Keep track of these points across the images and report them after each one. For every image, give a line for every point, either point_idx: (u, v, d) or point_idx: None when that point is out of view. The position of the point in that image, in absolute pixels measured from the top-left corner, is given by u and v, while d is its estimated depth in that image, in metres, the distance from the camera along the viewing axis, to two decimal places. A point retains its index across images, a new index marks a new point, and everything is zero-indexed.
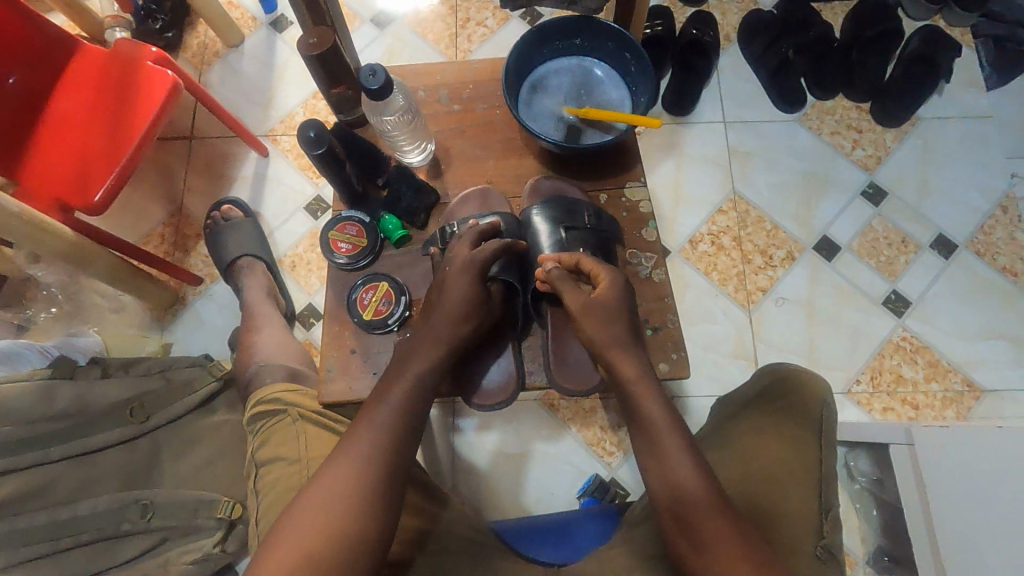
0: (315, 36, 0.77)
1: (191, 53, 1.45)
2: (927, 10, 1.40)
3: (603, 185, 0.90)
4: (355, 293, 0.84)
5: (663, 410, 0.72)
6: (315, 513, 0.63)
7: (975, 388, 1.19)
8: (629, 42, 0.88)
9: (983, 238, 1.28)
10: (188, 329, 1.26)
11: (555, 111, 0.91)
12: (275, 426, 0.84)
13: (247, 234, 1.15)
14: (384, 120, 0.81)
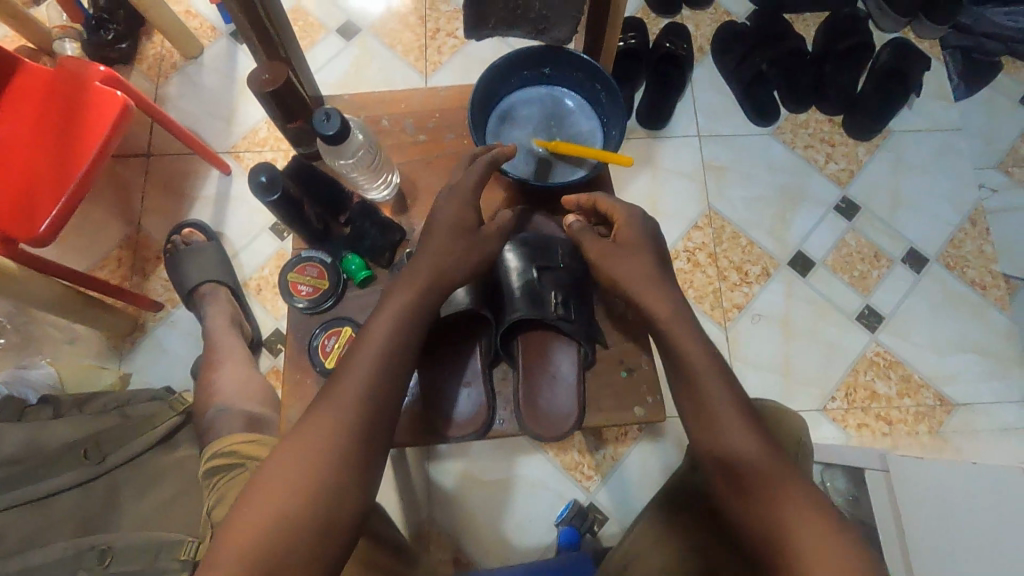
0: (269, 71, 0.73)
1: (147, 64, 1.38)
2: (897, 22, 1.40)
3: (576, 222, 0.89)
4: (316, 340, 0.80)
5: (706, 364, 0.70)
6: (277, 486, 0.59)
7: (947, 403, 1.20)
8: (601, 75, 0.85)
9: (953, 251, 1.29)
10: (148, 358, 1.21)
11: (525, 144, 0.88)
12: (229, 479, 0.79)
13: (210, 258, 1.10)
14: (343, 163, 0.77)
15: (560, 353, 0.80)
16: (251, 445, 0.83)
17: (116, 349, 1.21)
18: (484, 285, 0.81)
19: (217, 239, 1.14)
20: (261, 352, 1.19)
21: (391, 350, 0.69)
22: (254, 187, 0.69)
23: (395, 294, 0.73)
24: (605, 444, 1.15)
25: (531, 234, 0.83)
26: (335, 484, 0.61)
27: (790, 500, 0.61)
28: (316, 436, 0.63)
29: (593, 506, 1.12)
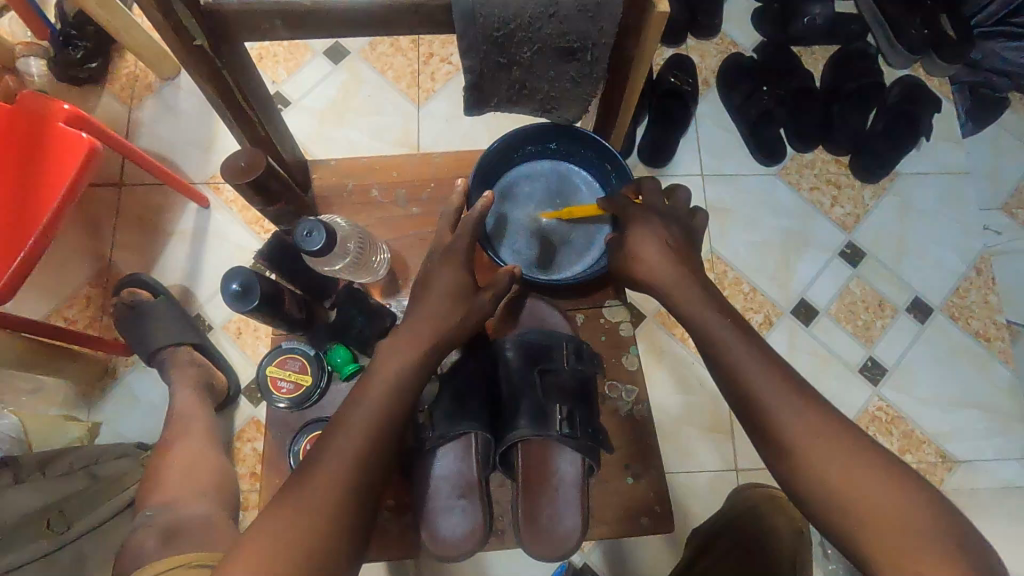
0: (246, 158, 0.71)
1: (120, 84, 1.30)
2: (908, 59, 1.35)
3: (582, 304, 0.96)
4: (297, 444, 0.82)
5: (760, 367, 0.71)
6: (282, 526, 0.60)
7: (948, 460, 1.18)
8: (599, 145, 0.89)
9: (958, 301, 1.26)
10: (120, 407, 1.15)
11: (528, 220, 0.94)
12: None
13: (165, 315, 1.03)
14: (335, 266, 0.75)
15: (559, 463, 0.81)
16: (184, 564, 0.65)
17: (85, 398, 1.14)
18: (480, 390, 0.83)
19: (164, 292, 1.06)
20: (236, 403, 1.12)
21: (380, 415, 0.69)
22: (229, 298, 0.69)
23: (389, 362, 0.73)
24: None
25: (530, 333, 0.86)
26: (329, 541, 0.61)
27: (874, 489, 0.61)
28: (314, 486, 0.64)
29: (587, 568, 1.08)
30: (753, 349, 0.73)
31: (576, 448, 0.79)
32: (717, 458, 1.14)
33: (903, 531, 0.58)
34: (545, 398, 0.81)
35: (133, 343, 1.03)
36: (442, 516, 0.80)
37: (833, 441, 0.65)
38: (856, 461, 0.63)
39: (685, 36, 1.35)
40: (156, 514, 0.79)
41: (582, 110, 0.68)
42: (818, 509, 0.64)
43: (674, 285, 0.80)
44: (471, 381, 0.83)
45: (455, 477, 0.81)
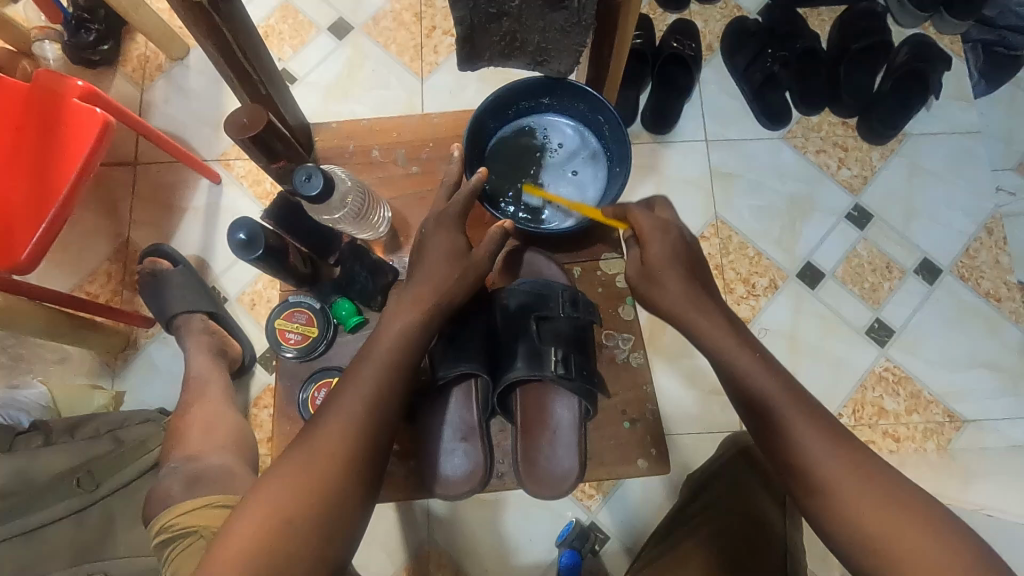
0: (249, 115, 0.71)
1: (132, 67, 1.33)
2: (918, 18, 1.33)
3: (580, 258, 0.95)
4: (307, 392, 0.84)
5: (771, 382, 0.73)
6: (294, 476, 0.64)
7: (956, 419, 1.18)
8: (598, 106, 0.88)
9: (968, 262, 1.25)
10: (141, 377, 1.19)
11: (542, 147, 0.96)
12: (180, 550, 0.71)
13: (184, 284, 1.06)
14: (333, 216, 0.78)
15: (556, 406, 0.85)
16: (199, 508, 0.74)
17: (108, 367, 1.19)
18: (485, 344, 0.86)
19: (184, 263, 1.10)
20: (251, 370, 1.16)
21: (388, 369, 0.72)
22: (234, 247, 0.70)
23: (396, 323, 0.75)
24: None
25: (526, 283, 0.88)
26: (337, 495, 0.64)
27: (886, 508, 0.63)
28: (326, 443, 0.66)
29: (594, 525, 1.11)
30: (773, 372, 0.74)
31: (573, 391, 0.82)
32: (721, 419, 1.15)
33: (929, 560, 0.59)
34: (544, 348, 0.83)
35: (154, 309, 1.06)
36: (444, 458, 0.84)
37: (855, 465, 0.66)
38: (875, 486, 0.65)
39: (688, 1, 1.34)
40: (180, 467, 0.84)
41: (574, 62, 0.69)
42: (835, 535, 0.65)
43: (681, 271, 0.82)
44: (470, 331, 0.85)
45: (460, 421, 0.85)
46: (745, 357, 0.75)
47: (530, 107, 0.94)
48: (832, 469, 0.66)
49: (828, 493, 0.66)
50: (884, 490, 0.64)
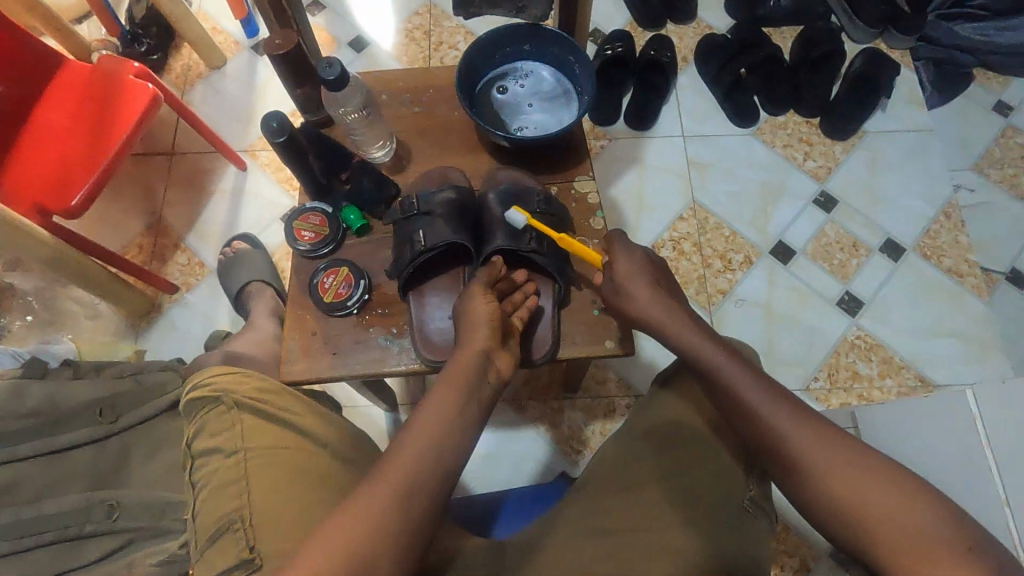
0: (280, 39, 0.75)
1: (175, 74, 1.51)
2: (869, 33, 1.52)
3: (554, 178, 0.84)
4: (316, 278, 0.75)
5: (738, 367, 0.65)
6: (334, 534, 0.53)
7: (928, 384, 1.24)
8: (574, 48, 0.84)
9: (929, 242, 1.35)
10: (161, 336, 1.28)
11: (524, 75, 0.89)
12: (208, 414, 0.72)
13: (255, 261, 1.17)
14: (342, 113, 0.79)
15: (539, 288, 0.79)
16: (236, 376, 0.73)
17: (132, 328, 1.28)
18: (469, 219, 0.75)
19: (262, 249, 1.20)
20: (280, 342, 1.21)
21: (449, 416, 0.62)
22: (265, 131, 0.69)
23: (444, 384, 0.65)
24: (594, 419, 1.20)
25: (506, 189, 0.78)
26: (376, 550, 0.53)
27: (876, 493, 0.54)
28: (373, 497, 0.56)
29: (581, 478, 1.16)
30: (734, 355, 0.66)
31: (561, 279, 0.77)
32: None
33: (911, 528, 0.51)
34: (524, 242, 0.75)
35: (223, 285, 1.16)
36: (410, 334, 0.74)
37: (827, 440, 0.58)
38: (847, 456, 0.57)
39: (665, 20, 1.53)
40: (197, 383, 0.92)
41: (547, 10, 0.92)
42: (819, 518, 0.57)
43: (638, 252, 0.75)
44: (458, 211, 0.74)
45: (444, 300, 0.75)
46: (690, 336, 0.69)
47: (533, 36, 0.86)
48: (814, 451, 0.58)
49: (805, 472, 0.58)
50: (874, 468, 0.56)
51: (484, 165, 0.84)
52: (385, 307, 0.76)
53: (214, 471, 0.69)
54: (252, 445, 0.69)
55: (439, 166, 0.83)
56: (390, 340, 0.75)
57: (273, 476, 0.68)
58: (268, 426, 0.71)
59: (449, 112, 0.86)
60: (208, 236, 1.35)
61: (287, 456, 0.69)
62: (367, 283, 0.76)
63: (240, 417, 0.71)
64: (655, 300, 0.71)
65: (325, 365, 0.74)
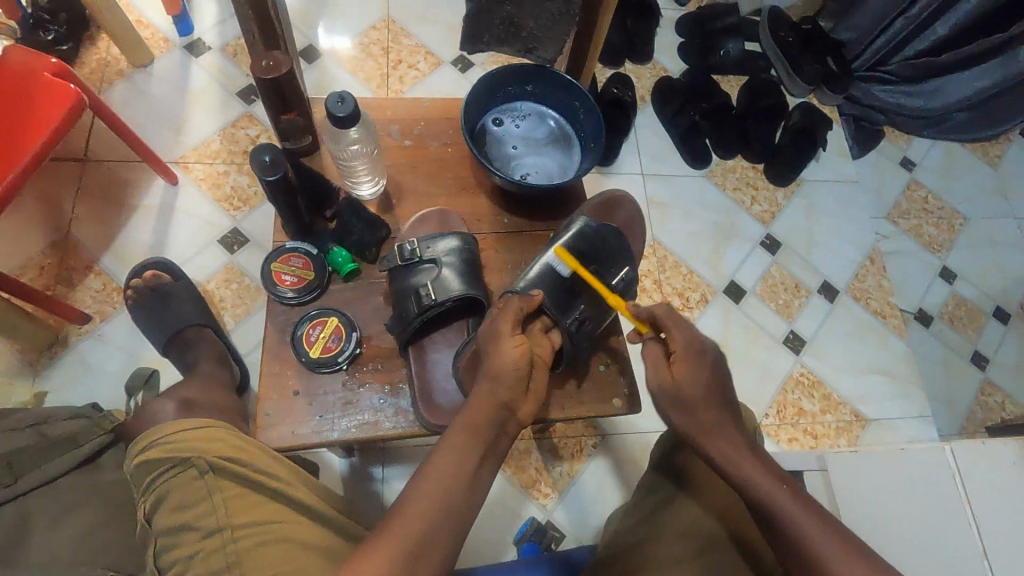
0: (270, 60, 0.68)
1: (89, 69, 1.32)
2: (804, 89, 1.65)
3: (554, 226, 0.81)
4: (300, 329, 0.69)
5: (763, 470, 0.65)
6: None
7: (861, 418, 1.34)
8: (583, 97, 0.82)
9: (858, 285, 1.47)
10: (67, 375, 1.09)
11: (526, 113, 0.86)
12: (173, 480, 0.59)
13: (185, 302, 1.02)
14: (344, 148, 0.72)
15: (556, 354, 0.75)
16: (213, 432, 0.62)
17: (30, 365, 1.09)
18: (477, 271, 0.71)
19: (185, 278, 1.06)
20: (246, 395, 1.06)
21: (451, 491, 0.57)
22: (257, 169, 0.62)
23: (452, 440, 0.61)
24: (561, 460, 1.18)
25: (610, 234, 0.79)
26: None
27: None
28: (364, 564, 0.51)
29: (551, 523, 1.12)
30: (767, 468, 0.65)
31: (564, 356, 0.74)
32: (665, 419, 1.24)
33: None
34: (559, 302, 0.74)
35: (147, 325, 1.01)
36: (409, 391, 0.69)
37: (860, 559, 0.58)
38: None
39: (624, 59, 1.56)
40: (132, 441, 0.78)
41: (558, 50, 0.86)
42: None
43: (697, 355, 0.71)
44: (469, 265, 0.71)
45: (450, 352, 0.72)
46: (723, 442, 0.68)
47: (545, 78, 0.83)
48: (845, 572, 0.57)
49: None
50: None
51: (480, 207, 0.80)
52: (375, 363, 0.70)
53: (191, 558, 0.55)
54: (240, 521, 0.57)
55: (435, 209, 0.77)
56: (383, 400, 0.68)
57: (270, 562, 0.55)
58: (258, 495, 0.60)
59: (442, 148, 0.81)
60: (129, 258, 1.18)
61: (285, 534, 0.58)
62: (358, 335, 0.70)
63: (220, 484, 0.59)
64: (696, 396, 0.69)
65: (310, 428, 0.66)
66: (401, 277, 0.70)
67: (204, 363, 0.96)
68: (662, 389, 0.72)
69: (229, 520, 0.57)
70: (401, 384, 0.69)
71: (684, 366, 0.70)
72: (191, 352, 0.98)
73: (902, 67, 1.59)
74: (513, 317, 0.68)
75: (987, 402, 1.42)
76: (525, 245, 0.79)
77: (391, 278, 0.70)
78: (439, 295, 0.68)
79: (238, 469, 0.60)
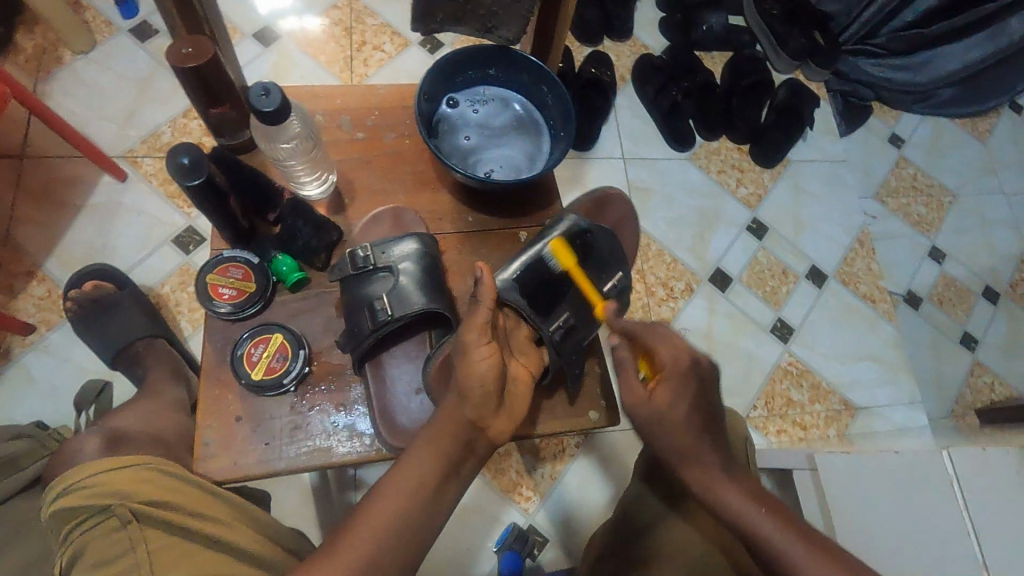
0: (191, 45, 0.59)
1: (25, 56, 1.22)
2: (790, 64, 1.58)
3: (522, 222, 0.74)
4: (240, 348, 0.63)
5: (743, 496, 0.61)
6: None
7: (851, 407, 1.30)
8: (551, 81, 0.75)
9: (847, 269, 1.43)
10: (11, 391, 1.02)
11: (488, 97, 0.79)
12: (90, 532, 0.53)
13: (135, 312, 0.95)
14: (279, 146, 0.65)
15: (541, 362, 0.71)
16: (136, 472, 0.56)
17: None
18: (438, 277, 0.65)
19: (131, 285, 0.98)
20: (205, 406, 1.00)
21: (398, 519, 0.55)
22: (172, 170, 0.55)
23: (415, 454, 0.59)
24: (543, 462, 1.13)
25: (601, 233, 0.74)
26: None
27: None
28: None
29: (533, 529, 1.08)
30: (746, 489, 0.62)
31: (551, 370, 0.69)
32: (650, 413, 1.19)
33: None
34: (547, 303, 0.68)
35: (91, 340, 0.94)
36: (366, 412, 0.63)
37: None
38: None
39: (602, 36, 1.49)
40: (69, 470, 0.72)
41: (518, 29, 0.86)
42: None
43: (683, 383, 0.64)
44: (432, 269, 0.65)
45: (411, 368, 0.66)
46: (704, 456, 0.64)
47: (511, 62, 0.76)
48: None
49: None
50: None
51: (442, 204, 0.73)
52: (327, 383, 0.64)
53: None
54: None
55: (390, 206, 0.71)
56: (337, 423, 0.63)
57: None
58: (188, 542, 0.54)
59: (398, 140, 0.73)
60: (74, 261, 1.10)
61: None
62: (307, 353, 0.64)
63: (144, 534, 0.54)
64: (673, 423, 0.64)
65: (255, 457, 0.61)
66: (360, 278, 0.63)
67: (156, 376, 0.89)
68: (636, 410, 0.65)
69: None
70: (357, 405, 0.64)
71: (663, 389, 0.64)
72: (141, 366, 0.92)
73: (893, 40, 1.54)
74: (480, 320, 0.60)
75: (976, 383, 1.39)
76: (491, 244, 0.72)
77: (346, 278, 0.64)
78: (396, 309, 0.62)
79: (162, 517, 0.54)
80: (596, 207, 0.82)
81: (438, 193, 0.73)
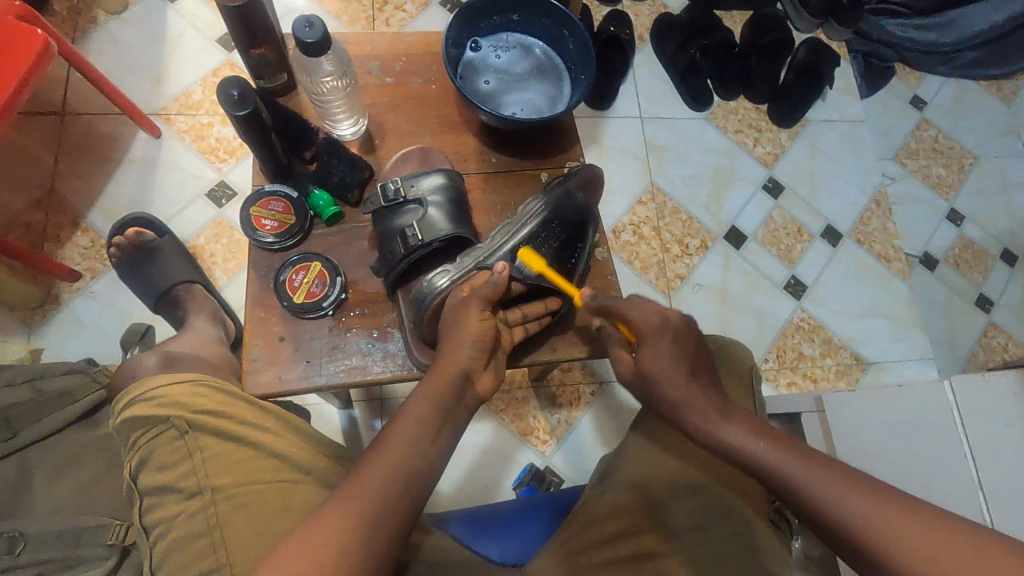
0: None
1: (62, 17, 1.26)
2: (811, 23, 1.57)
3: (544, 163, 0.78)
4: (283, 274, 0.69)
5: (742, 431, 0.61)
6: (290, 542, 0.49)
7: (862, 361, 1.33)
8: (572, 24, 0.77)
9: (862, 228, 1.44)
10: (63, 333, 1.09)
11: (510, 42, 0.81)
12: (156, 440, 0.61)
13: (177, 256, 1.01)
14: (320, 80, 0.70)
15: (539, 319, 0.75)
16: (194, 387, 0.63)
17: (25, 323, 1.08)
18: (464, 209, 0.69)
19: (170, 233, 1.04)
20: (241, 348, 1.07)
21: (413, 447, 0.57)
22: (223, 100, 0.60)
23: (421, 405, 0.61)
24: (559, 408, 1.18)
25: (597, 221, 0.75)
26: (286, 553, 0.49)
27: (937, 539, 0.49)
28: (344, 504, 0.52)
29: (550, 470, 1.13)
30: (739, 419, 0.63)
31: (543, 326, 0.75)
32: None
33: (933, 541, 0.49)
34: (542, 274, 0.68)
35: (135, 282, 1.00)
36: (399, 336, 0.70)
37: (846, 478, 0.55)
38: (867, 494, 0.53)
39: None
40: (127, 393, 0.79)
41: None
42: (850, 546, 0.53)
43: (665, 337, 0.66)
44: (455, 214, 0.68)
45: None
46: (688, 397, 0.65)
47: (533, 8, 0.79)
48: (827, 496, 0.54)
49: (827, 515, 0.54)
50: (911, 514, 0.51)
51: (467, 146, 0.77)
52: (362, 309, 0.71)
53: (176, 517, 0.59)
54: (219, 481, 0.59)
55: (417, 146, 0.75)
56: (371, 344, 0.70)
57: (245, 523, 0.58)
58: (237, 451, 0.61)
59: (425, 86, 0.77)
60: (115, 213, 1.16)
61: (264, 493, 0.59)
62: (342, 280, 0.70)
63: (199, 442, 0.61)
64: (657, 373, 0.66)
65: (296, 373, 0.68)
66: (388, 214, 0.68)
67: (197, 316, 0.95)
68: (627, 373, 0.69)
69: (209, 481, 0.59)
70: (390, 329, 0.70)
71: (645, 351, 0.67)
72: (182, 308, 0.98)
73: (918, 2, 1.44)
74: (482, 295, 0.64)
75: (990, 343, 1.41)
76: (514, 184, 0.76)
77: (376, 216, 0.69)
78: (425, 236, 0.66)
79: (215, 426, 0.61)
80: (591, 186, 0.76)
81: (464, 135, 0.77)
